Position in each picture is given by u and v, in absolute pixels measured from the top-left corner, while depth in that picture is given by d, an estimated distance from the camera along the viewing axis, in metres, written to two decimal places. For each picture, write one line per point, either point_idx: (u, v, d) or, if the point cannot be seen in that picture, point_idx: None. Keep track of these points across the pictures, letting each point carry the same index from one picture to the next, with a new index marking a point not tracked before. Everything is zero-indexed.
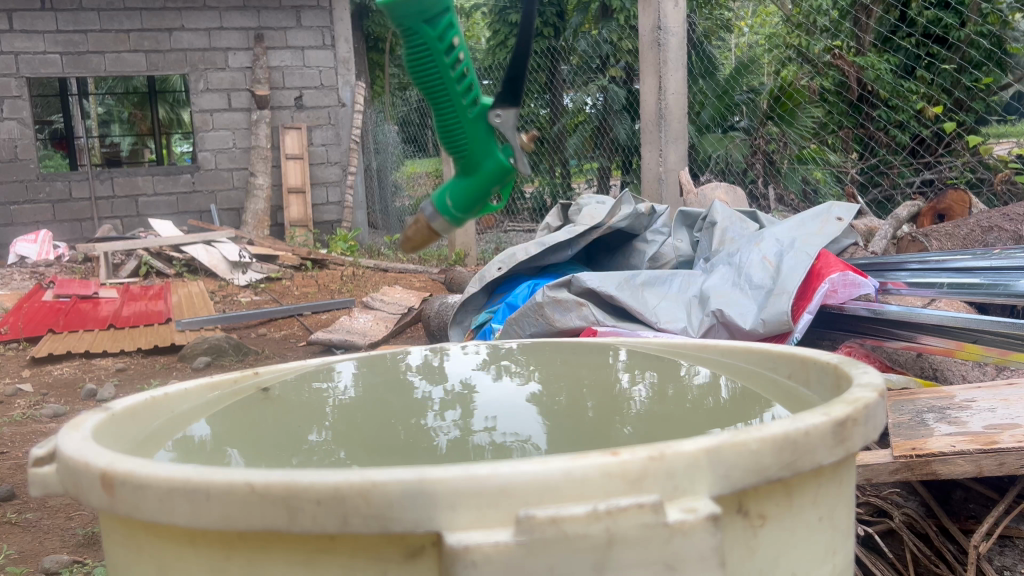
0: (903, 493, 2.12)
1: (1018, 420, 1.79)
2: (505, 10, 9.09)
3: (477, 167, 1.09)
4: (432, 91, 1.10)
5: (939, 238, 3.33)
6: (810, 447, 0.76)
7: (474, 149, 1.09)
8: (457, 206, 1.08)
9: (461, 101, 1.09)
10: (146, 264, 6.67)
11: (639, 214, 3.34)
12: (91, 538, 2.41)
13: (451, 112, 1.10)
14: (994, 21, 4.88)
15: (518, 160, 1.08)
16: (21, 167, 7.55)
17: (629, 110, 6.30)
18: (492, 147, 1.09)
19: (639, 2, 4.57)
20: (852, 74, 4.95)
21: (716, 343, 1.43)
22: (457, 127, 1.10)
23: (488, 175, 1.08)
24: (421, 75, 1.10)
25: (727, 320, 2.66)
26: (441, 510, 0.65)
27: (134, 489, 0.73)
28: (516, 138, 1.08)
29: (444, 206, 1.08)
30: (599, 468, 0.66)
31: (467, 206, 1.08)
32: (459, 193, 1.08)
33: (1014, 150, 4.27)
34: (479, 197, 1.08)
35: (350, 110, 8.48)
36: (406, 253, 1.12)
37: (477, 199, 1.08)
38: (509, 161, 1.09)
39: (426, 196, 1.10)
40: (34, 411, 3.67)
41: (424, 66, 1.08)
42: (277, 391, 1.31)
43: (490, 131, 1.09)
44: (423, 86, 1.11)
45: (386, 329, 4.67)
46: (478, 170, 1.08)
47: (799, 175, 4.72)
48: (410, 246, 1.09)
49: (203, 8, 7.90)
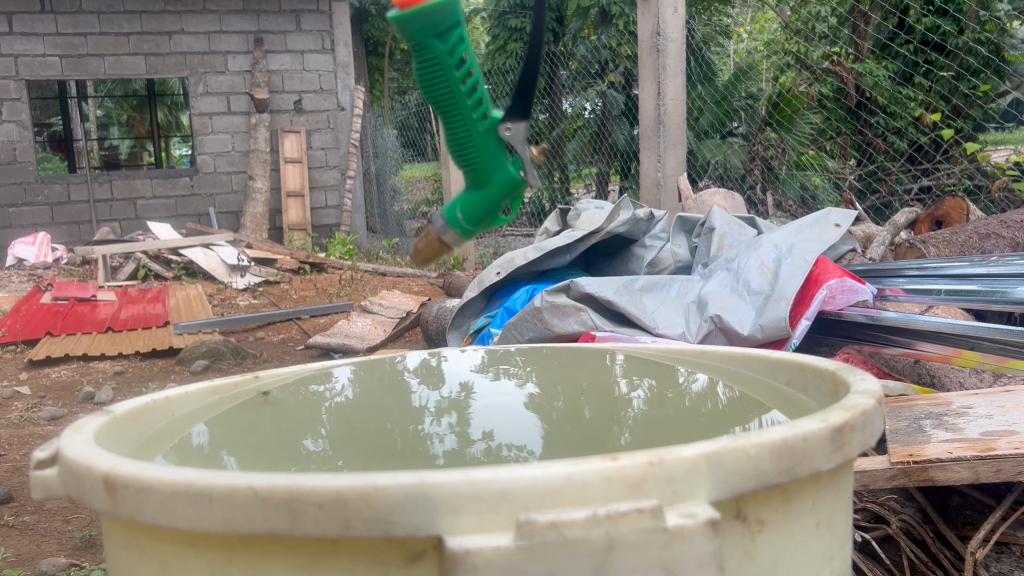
0: (901, 499, 2.12)
1: (1015, 427, 1.79)
2: (503, 15, 9.15)
3: (487, 179, 1.06)
4: (440, 101, 1.06)
5: (936, 244, 3.32)
6: (809, 453, 0.76)
7: (484, 162, 1.06)
8: (468, 220, 1.06)
9: (471, 114, 1.06)
10: (144, 267, 6.68)
11: (638, 220, 3.34)
12: (88, 542, 2.41)
13: (460, 124, 1.06)
14: (993, 29, 4.92)
15: (528, 173, 1.07)
16: (20, 170, 7.54)
17: (628, 115, 6.32)
18: (502, 159, 1.06)
19: (639, 9, 4.58)
20: (851, 80, 5.04)
21: (714, 349, 1.44)
22: (467, 139, 1.06)
23: (499, 190, 1.05)
24: (428, 85, 1.05)
25: (725, 326, 2.67)
26: (442, 514, 0.65)
27: (136, 492, 0.73)
28: (527, 151, 1.07)
29: (454, 218, 1.06)
30: (598, 472, 0.66)
31: (478, 219, 1.06)
32: (470, 206, 1.06)
33: (1010, 157, 4.31)
34: (489, 211, 1.06)
35: (349, 114, 8.52)
36: (416, 263, 1.11)
37: (488, 213, 1.06)
38: (520, 174, 1.07)
39: (434, 208, 1.08)
40: (31, 414, 3.66)
41: (432, 76, 1.04)
42: (277, 395, 1.32)
43: (500, 143, 1.06)
44: (429, 95, 1.06)
45: (385, 333, 4.67)
46: (489, 183, 1.06)
47: (798, 181, 4.76)
48: (422, 259, 1.07)
49: (203, 12, 7.93)
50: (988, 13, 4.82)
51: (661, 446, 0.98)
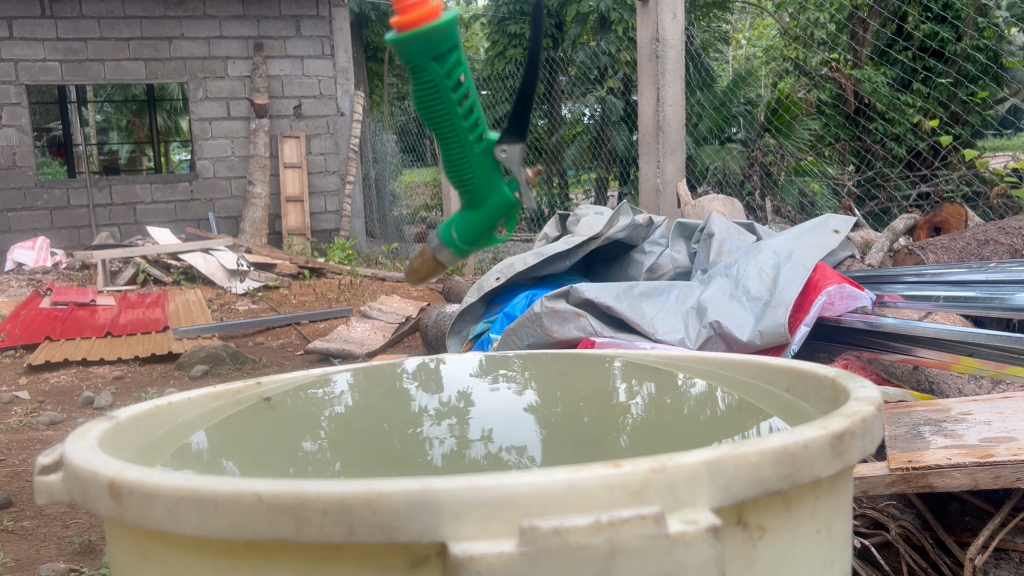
0: (899, 506, 2.11)
1: (1013, 434, 1.80)
2: (503, 21, 9.17)
3: (483, 200, 1.08)
4: (436, 121, 1.07)
5: (935, 251, 3.31)
6: (809, 460, 0.77)
7: (481, 183, 1.08)
8: (463, 239, 1.08)
9: (466, 135, 1.07)
10: (144, 271, 6.65)
11: (637, 226, 3.36)
12: (88, 547, 2.41)
13: (458, 146, 1.08)
14: (991, 36, 4.92)
15: (522, 194, 1.10)
16: (19, 174, 7.54)
17: (627, 121, 6.38)
18: (498, 181, 1.09)
19: (638, 15, 4.59)
20: (849, 86, 5.05)
21: (714, 355, 1.44)
22: (464, 162, 1.08)
23: (492, 210, 1.08)
24: (425, 107, 1.06)
25: (724, 332, 2.68)
26: (447, 521, 0.66)
27: (141, 499, 0.74)
28: (521, 172, 1.10)
29: (449, 238, 1.08)
30: (601, 479, 0.67)
31: (473, 238, 1.08)
32: (465, 226, 1.08)
33: (1010, 164, 4.32)
34: (484, 231, 1.09)
35: (349, 119, 8.55)
36: (411, 280, 1.12)
37: (483, 232, 1.08)
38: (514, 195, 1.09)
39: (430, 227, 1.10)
40: (30, 419, 3.66)
41: (427, 95, 1.05)
42: (280, 401, 1.32)
43: (495, 164, 1.09)
44: (425, 116, 1.07)
45: (384, 338, 4.68)
46: (484, 202, 1.08)
47: (797, 187, 4.72)
48: (415, 278, 1.09)
49: (204, 17, 7.94)
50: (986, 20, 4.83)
51: (661, 452, 0.98)
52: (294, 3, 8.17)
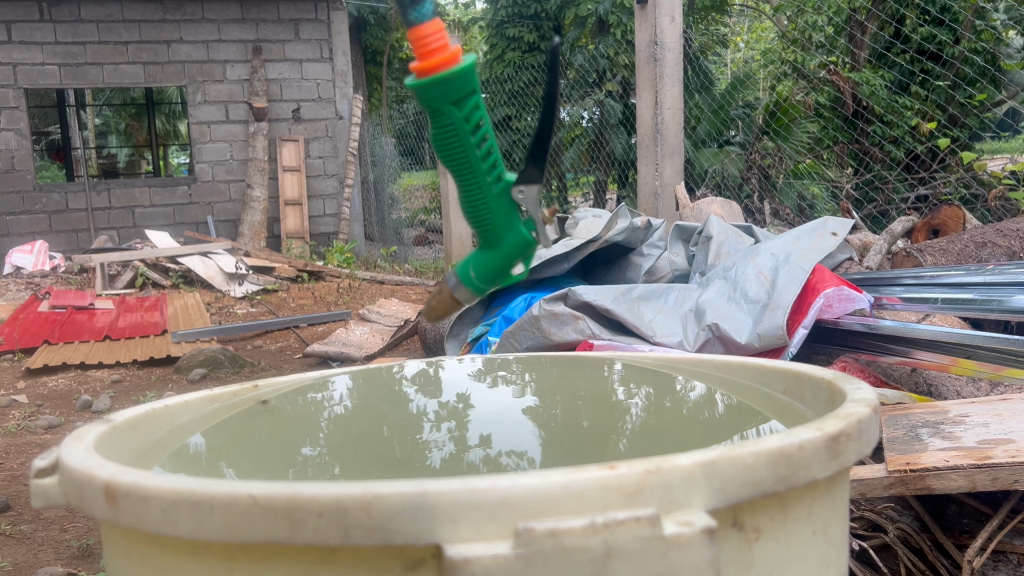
0: (898, 508, 2.12)
1: (1012, 436, 1.80)
2: (501, 24, 9.17)
3: (499, 240, 0.96)
4: (450, 158, 0.95)
5: (933, 254, 3.31)
6: (804, 461, 0.77)
7: (497, 224, 0.96)
8: (480, 279, 0.97)
9: (484, 176, 0.95)
10: (142, 275, 6.63)
11: (635, 228, 3.37)
12: (86, 551, 2.41)
13: (473, 186, 0.96)
14: (989, 39, 4.91)
15: (539, 234, 0.98)
16: (18, 178, 7.55)
17: (626, 123, 6.33)
18: (515, 221, 0.96)
19: (636, 18, 4.61)
20: (847, 90, 4.99)
21: (711, 358, 1.45)
22: (479, 204, 0.96)
23: (511, 251, 0.96)
24: (438, 146, 0.95)
25: (722, 335, 2.68)
26: (441, 523, 0.66)
27: (137, 501, 0.74)
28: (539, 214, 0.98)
29: (466, 276, 0.97)
30: (596, 481, 0.67)
31: (491, 279, 0.97)
32: (482, 265, 0.96)
33: (1007, 166, 4.32)
34: (502, 273, 0.97)
35: (347, 123, 8.53)
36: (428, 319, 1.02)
37: (500, 273, 0.97)
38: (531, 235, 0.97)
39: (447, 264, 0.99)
40: (28, 423, 3.66)
41: (443, 137, 0.94)
42: (278, 404, 1.32)
43: (512, 205, 0.97)
44: (439, 155, 0.96)
45: (382, 341, 4.68)
46: (500, 243, 0.96)
47: (795, 190, 4.75)
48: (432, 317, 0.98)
49: (202, 21, 7.93)
50: (984, 22, 4.81)
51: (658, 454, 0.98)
52: (293, 6, 8.17)
